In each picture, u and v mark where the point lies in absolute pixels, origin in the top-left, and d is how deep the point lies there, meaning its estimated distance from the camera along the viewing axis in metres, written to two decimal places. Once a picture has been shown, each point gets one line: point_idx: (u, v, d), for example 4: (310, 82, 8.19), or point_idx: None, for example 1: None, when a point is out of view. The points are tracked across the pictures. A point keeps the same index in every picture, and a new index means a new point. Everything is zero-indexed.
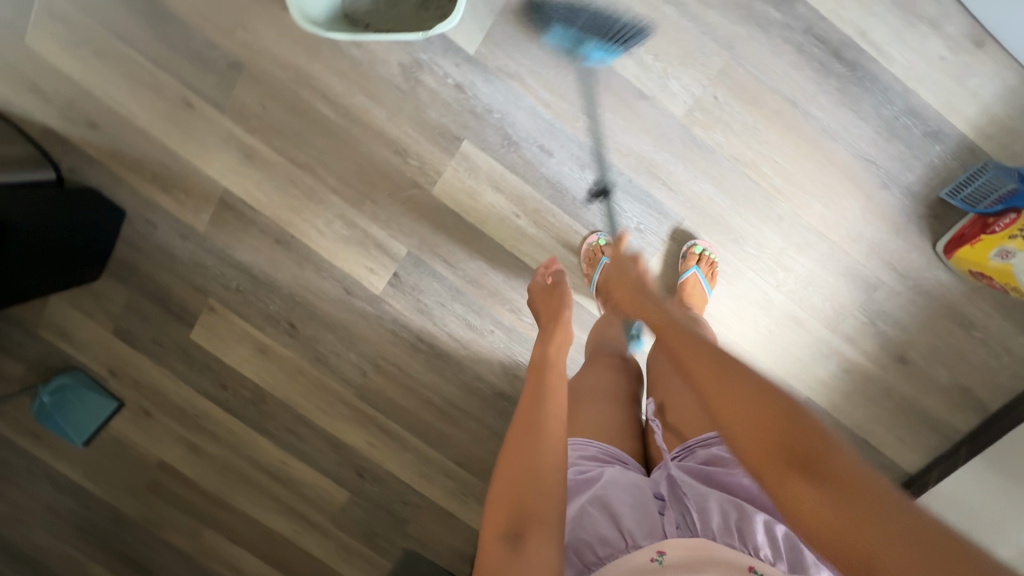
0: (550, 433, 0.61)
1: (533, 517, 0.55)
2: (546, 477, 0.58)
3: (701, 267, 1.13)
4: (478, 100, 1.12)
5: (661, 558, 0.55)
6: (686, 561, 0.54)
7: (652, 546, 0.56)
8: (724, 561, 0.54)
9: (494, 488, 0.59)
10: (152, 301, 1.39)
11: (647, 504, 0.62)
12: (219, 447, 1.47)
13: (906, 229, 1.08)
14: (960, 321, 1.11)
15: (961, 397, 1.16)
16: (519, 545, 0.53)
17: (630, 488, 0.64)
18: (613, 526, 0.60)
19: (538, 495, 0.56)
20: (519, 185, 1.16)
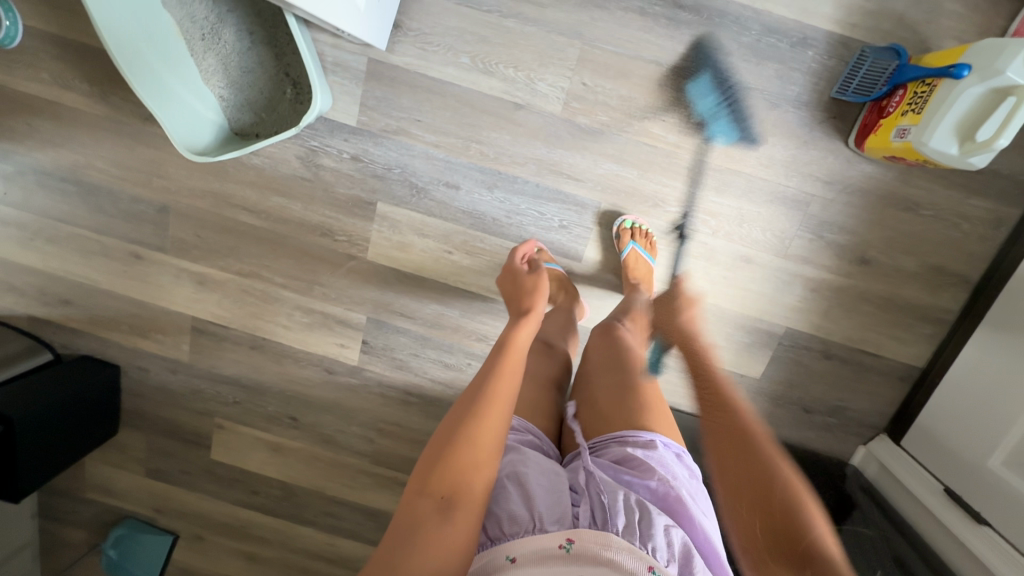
0: (490, 414, 0.61)
1: (466, 489, 0.55)
2: (482, 451, 0.58)
3: (637, 241, 1.13)
4: (376, 163, 1.18)
5: (570, 546, 0.54)
6: (593, 554, 0.53)
7: (562, 533, 0.56)
8: (627, 557, 0.54)
9: (427, 456, 0.58)
10: (169, 435, 1.49)
11: (562, 492, 0.63)
12: (271, 548, 1.54)
13: (812, 137, 1.08)
14: (903, 206, 1.12)
15: (938, 276, 1.15)
16: (446, 511, 0.53)
17: (547, 473, 0.65)
18: (526, 505, 0.59)
19: (474, 468, 0.57)
20: (441, 224, 1.21)
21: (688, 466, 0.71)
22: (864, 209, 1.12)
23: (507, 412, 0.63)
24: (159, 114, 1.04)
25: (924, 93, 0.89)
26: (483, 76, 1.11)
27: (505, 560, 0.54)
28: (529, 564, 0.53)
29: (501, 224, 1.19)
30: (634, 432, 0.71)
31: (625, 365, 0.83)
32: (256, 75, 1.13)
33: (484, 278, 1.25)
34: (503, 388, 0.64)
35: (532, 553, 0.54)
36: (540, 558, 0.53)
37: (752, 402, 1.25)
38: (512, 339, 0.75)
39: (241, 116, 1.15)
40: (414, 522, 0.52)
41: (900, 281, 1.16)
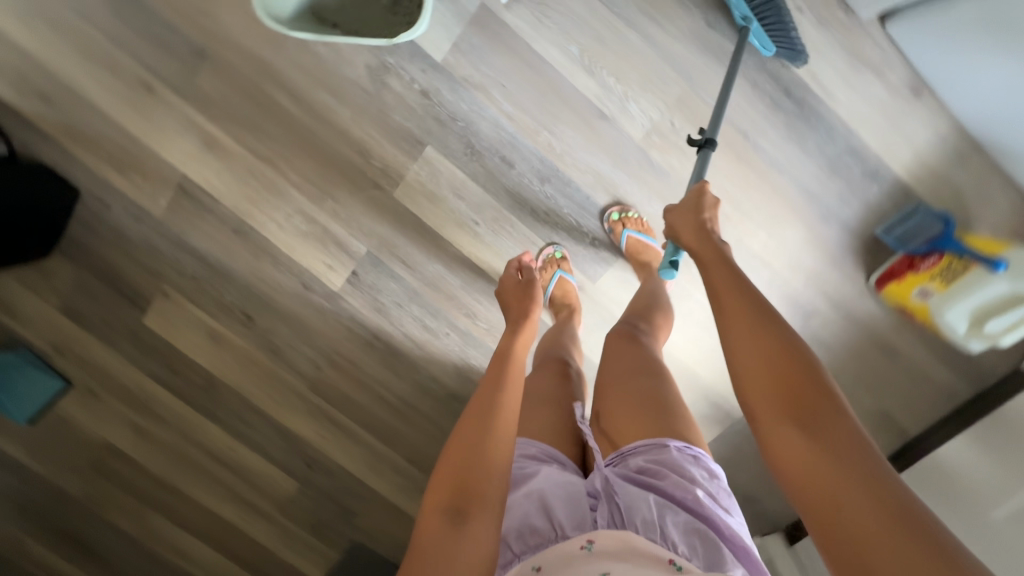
0: (493, 431, 0.61)
1: (477, 498, 0.55)
2: (490, 468, 0.58)
3: (630, 229, 1.13)
4: (442, 107, 1.13)
5: (591, 545, 0.57)
6: (616, 550, 0.55)
7: (581, 536, 0.58)
8: (648, 551, 0.56)
9: (438, 474, 0.59)
10: (105, 282, 1.36)
11: (579, 500, 0.64)
12: (170, 432, 1.46)
13: (841, 260, 1.14)
14: (885, 351, 1.21)
15: (885, 423, 1.26)
16: (461, 520, 0.53)
17: (564, 483, 0.66)
18: (544, 517, 0.62)
19: (485, 476, 0.57)
20: (480, 193, 1.18)
21: (708, 466, 0.69)
22: (853, 342, 1.21)
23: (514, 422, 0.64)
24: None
25: (954, 270, 1.00)
26: (583, 73, 1.09)
27: (529, 569, 0.57)
28: (553, 569, 0.56)
29: (537, 217, 1.18)
30: (645, 444, 0.70)
31: (642, 373, 0.80)
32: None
33: (498, 261, 1.24)
34: (504, 403, 0.65)
35: (553, 559, 0.57)
36: (563, 561, 0.56)
37: None
38: (511, 358, 0.76)
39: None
40: (427, 539, 0.53)
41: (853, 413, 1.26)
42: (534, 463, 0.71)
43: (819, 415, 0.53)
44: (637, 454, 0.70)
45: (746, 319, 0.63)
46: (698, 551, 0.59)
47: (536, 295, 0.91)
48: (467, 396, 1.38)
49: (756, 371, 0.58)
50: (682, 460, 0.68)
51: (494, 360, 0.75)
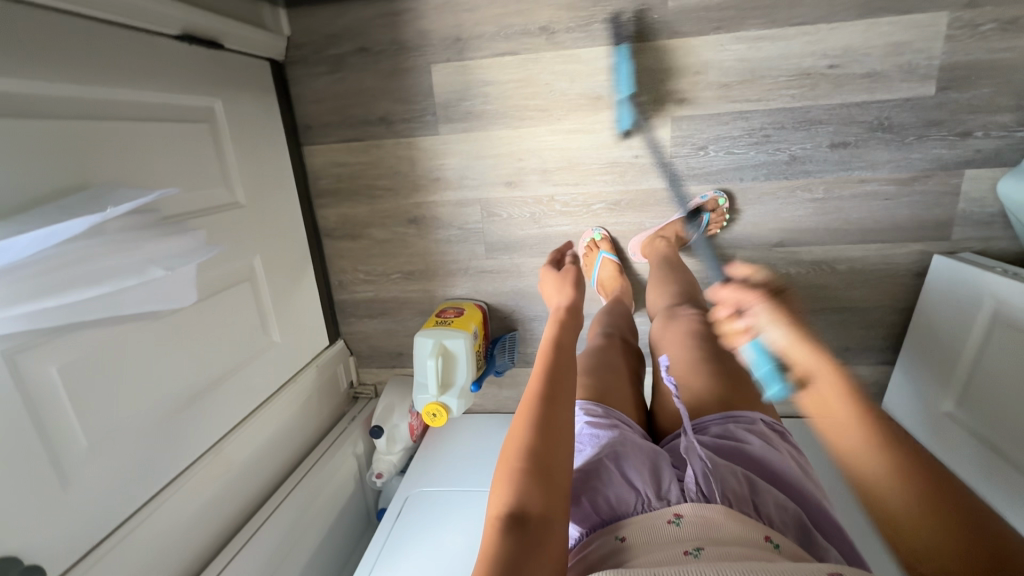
0: (560, 426, 0.58)
1: (543, 504, 0.51)
2: (563, 461, 0.55)
3: (712, 219, 1.13)
4: (939, 134, 1.03)
5: (678, 520, 0.54)
6: (707, 525, 0.53)
7: (669, 509, 0.55)
8: (746, 528, 0.53)
9: (516, 476, 0.53)
10: None
11: (662, 469, 0.62)
12: None
13: (514, 299, 1.26)
14: (410, 273, 1.28)
15: (346, 229, 1.27)
16: (534, 524, 0.49)
17: (637, 449, 0.65)
18: (626, 484, 0.60)
19: (549, 494, 0.52)
20: (847, 94, 1.03)
21: (794, 445, 0.69)
22: (437, 260, 1.26)
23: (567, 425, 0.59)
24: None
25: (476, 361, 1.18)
26: (822, 257, 1.15)
27: (613, 539, 0.55)
28: (641, 541, 0.53)
29: (774, 121, 1.07)
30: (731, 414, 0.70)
31: (726, 353, 0.79)
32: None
33: (779, 47, 1.03)
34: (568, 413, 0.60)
35: (643, 532, 0.54)
36: (650, 531, 0.54)
37: (429, 37, 1.11)
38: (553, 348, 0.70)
39: None
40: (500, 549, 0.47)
41: (371, 215, 1.25)
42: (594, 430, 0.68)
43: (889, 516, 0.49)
44: (720, 421, 0.69)
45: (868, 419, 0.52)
46: (796, 526, 0.58)
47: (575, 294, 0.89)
48: None
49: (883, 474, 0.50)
50: (767, 434, 0.67)
51: (546, 350, 0.70)
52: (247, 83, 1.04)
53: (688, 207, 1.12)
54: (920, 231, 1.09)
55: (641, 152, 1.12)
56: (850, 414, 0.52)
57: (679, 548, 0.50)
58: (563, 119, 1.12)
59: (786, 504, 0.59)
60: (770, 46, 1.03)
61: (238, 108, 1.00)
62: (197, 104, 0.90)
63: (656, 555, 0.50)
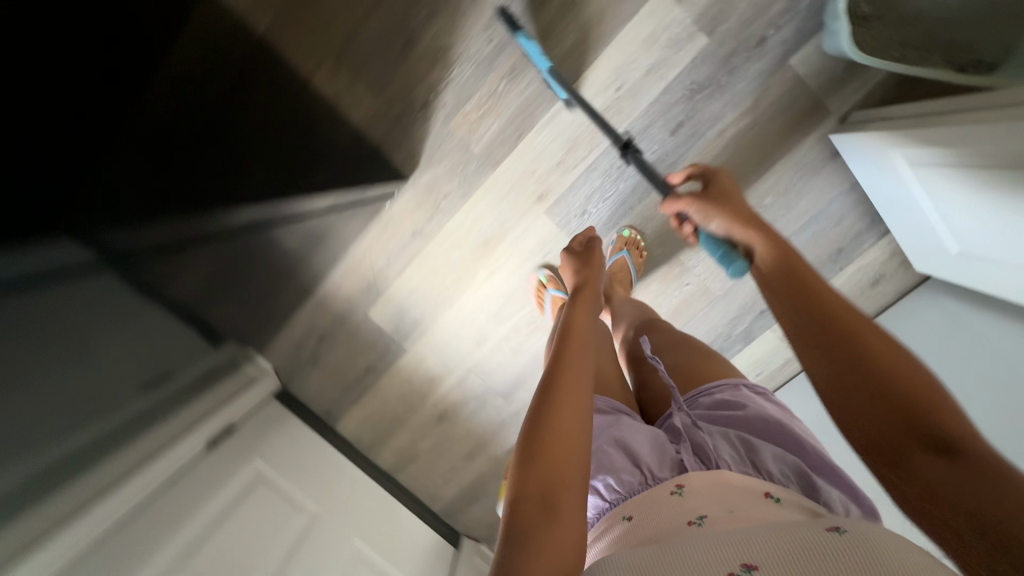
0: (569, 401, 0.54)
1: (557, 484, 0.48)
2: (575, 441, 0.51)
3: (630, 250, 1.21)
4: (742, 59, 1.09)
5: (679, 490, 0.50)
6: (712, 491, 0.49)
7: (671, 480, 0.52)
8: (743, 485, 0.50)
9: (526, 459, 0.50)
10: None
11: (665, 444, 0.59)
12: None
13: None
14: (470, 452, 1.44)
15: (405, 457, 1.46)
16: (550, 508, 0.47)
17: (643, 431, 0.61)
18: (631, 463, 0.56)
19: (567, 470, 0.49)
20: (648, 94, 1.13)
21: (778, 402, 0.67)
22: (478, 429, 1.42)
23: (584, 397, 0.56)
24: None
25: None
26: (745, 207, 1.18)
27: (621, 520, 0.51)
28: (644, 521, 0.49)
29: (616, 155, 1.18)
30: (716, 384, 0.68)
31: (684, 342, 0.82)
32: (949, 39, 0.95)
33: (572, 110, 1.16)
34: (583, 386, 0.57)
35: (645, 507, 0.50)
36: (653, 507, 0.49)
37: (351, 298, 1.34)
38: (572, 324, 0.67)
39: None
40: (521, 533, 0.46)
41: (413, 433, 1.43)
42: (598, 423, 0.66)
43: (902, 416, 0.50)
44: (710, 394, 0.67)
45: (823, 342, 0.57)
46: (796, 477, 0.55)
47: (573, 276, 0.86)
48: (409, 59, 1.15)
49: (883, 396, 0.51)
50: (752, 398, 0.65)
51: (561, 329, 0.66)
52: (270, 429, 1.30)
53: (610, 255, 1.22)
54: (799, 128, 1.12)
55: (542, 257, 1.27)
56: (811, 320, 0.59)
57: (682, 517, 0.46)
58: (476, 275, 1.29)
59: (784, 458, 0.57)
60: (564, 114, 1.16)
61: (274, 454, 1.25)
62: (247, 481, 1.14)
63: (656, 531, 0.46)
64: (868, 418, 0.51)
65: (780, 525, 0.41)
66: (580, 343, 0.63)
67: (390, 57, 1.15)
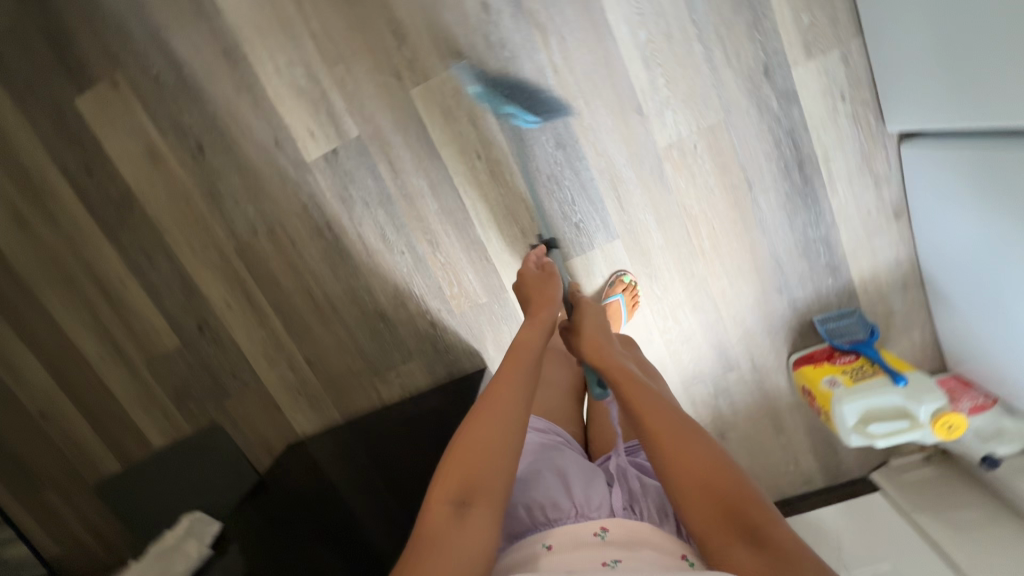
0: (498, 412, 0.63)
1: (480, 490, 0.57)
2: (499, 455, 0.59)
3: (624, 296, 1.20)
4: (496, 29, 1.10)
5: (604, 534, 0.56)
6: (630, 537, 0.56)
7: (596, 522, 0.58)
8: (661, 542, 0.56)
9: (456, 462, 0.59)
10: (53, 44, 1.20)
11: (599, 482, 0.65)
12: (53, 233, 1.32)
13: (775, 333, 1.24)
14: (775, 424, 1.32)
15: None
16: (462, 508, 0.55)
17: (586, 470, 0.67)
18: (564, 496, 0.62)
19: (492, 476, 0.58)
20: (494, 129, 1.15)
21: None
22: (753, 406, 1.31)
23: (521, 413, 0.64)
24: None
25: (864, 371, 1.10)
26: (639, 61, 1.09)
27: (540, 546, 0.56)
28: (566, 547, 0.55)
29: (537, 176, 1.17)
30: None
31: None
32: None
33: (481, 203, 1.21)
34: (518, 399, 0.65)
35: (566, 538, 0.56)
36: (576, 540, 0.56)
37: None
38: (522, 345, 0.75)
39: None
40: (434, 528, 0.54)
41: None
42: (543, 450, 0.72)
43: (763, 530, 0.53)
44: None
45: (675, 449, 0.59)
46: None
47: (556, 287, 0.91)
48: (395, 321, 1.33)
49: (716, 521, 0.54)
50: None
51: (509, 350, 0.74)
52: None
53: (607, 296, 1.20)
54: None
55: (604, 286, 1.23)
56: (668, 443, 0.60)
57: (599, 558, 0.52)
58: None
59: None
60: (482, 212, 1.21)
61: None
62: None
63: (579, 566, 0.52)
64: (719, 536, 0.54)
65: None
66: (524, 360, 0.71)
67: (388, 335, 1.34)
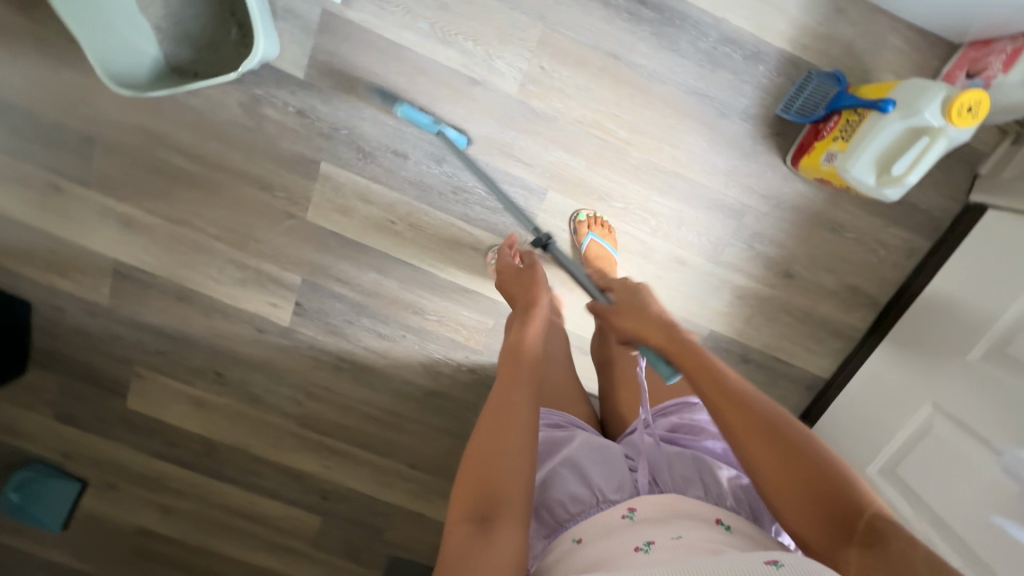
0: (509, 423, 0.66)
1: (500, 502, 0.60)
2: (513, 465, 0.62)
3: (594, 231, 1.14)
4: (323, 121, 1.15)
5: (631, 515, 0.65)
6: (656, 515, 0.63)
7: (621, 506, 0.66)
8: (688, 511, 0.64)
9: (470, 481, 0.62)
10: (82, 382, 1.39)
11: (616, 463, 0.74)
12: (190, 503, 1.48)
13: (754, 151, 1.12)
14: (830, 226, 1.16)
15: (854, 296, 1.21)
16: (483, 523, 0.58)
17: (601, 454, 0.75)
18: (584, 486, 0.71)
19: (508, 486, 0.61)
20: (386, 193, 1.19)
21: None
22: (795, 227, 1.16)
23: (526, 418, 0.67)
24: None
25: (853, 123, 0.96)
26: (440, 46, 1.09)
27: (571, 540, 0.65)
28: (594, 539, 0.63)
29: (447, 198, 1.19)
30: (676, 403, 0.85)
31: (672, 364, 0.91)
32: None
33: (425, 253, 1.24)
34: (524, 408, 0.67)
35: (593, 531, 0.64)
36: (605, 527, 0.64)
37: None
38: (525, 344, 0.77)
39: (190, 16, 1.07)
40: (458, 545, 0.57)
41: (819, 297, 1.21)
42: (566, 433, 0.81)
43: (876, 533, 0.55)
44: (667, 417, 0.83)
45: (761, 439, 0.60)
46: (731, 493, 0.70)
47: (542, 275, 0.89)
48: (446, 389, 1.37)
49: (822, 516, 0.57)
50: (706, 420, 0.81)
51: (508, 351, 0.76)
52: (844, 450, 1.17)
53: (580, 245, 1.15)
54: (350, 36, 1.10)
55: (573, 239, 1.19)
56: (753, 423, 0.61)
57: (631, 544, 0.59)
58: None
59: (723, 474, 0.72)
60: (432, 258, 1.24)
61: (886, 391, 1.12)
62: (920, 422, 1.04)
63: (609, 549, 0.60)
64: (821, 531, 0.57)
65: (735, 556, 0.51)
66: (531, 359, 0.74)
67: (450, 404, 1.39)
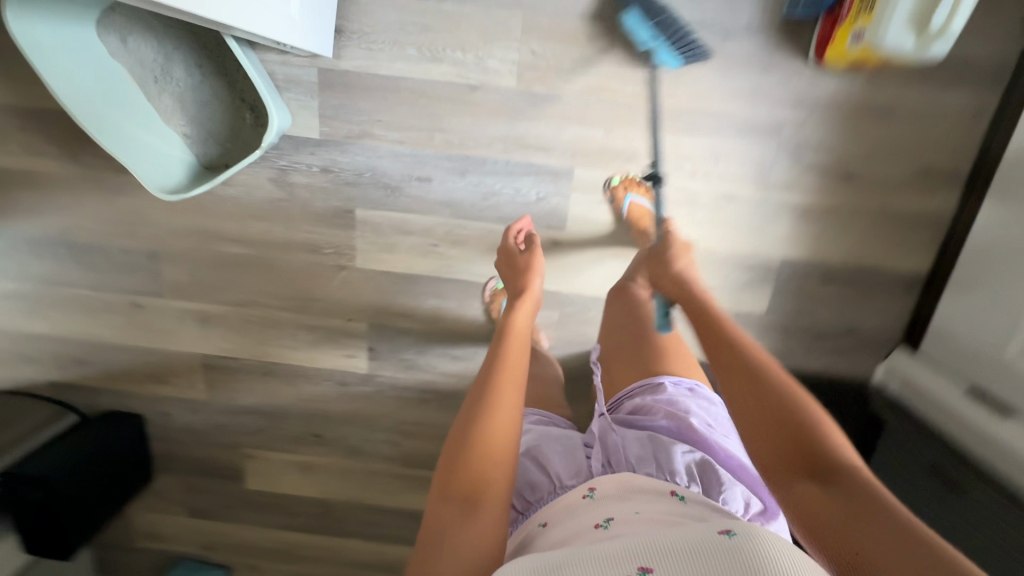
0: (496, 406, 0.69)
1: (482, 486, 0.64)
2: (498, 449, 0.66)
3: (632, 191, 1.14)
4: (346, 171, 1.20)
5: (592, 494, 0.70)
6: (617, 494, 0.69)
7: (582, 487, 0.72)
8: (645, 488, 0.69)
9: (454, 462, 0.65)
10: (203, 476, 1.48)
11: (575, 453, 0.82)
12: (324, 566, 1.53)
13: (771, 62, 1.06)
14: (877, 111, 1.08)
15: (929, 177, 1.11)
16: (467, 505, 0.62)
17: (562, 446, 0.83)
18: (544, 476, 0.78)
19: (489, 470, 0.65)
20: (421, 219, 1.22)
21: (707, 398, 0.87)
22: (839, 124, 1.09)
23: (513, 404, 0.70)
24: (76, 117, 1.02)
25: None
26: (432, 64, 1.12)
27: (537, 524, 0.70)
28: (555, 518, 0.69)
29: (478, 206, 1.20)
30: (641, 387, 0.89)
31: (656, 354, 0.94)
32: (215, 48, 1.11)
33: (473, 265, 1.25)
34: (511, 391, 0.71)
35: (553, 512, 0.70)
36: (566, 508, 0.70)
37: (765, 337, 1.23)
38: (513, 325, 0.80)
39: (208, 105, 1.15)
40: (444, 521, 0.62)
41: (889, 189, 1.12)
42: (534, 429, 0.89)
43: (844, 481, 0.58)
44: (632, 398, 0.89)
45: (744, 388, 0.67)
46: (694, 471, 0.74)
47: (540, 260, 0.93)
48: None
49: (785, 466, 0.62)
50: (675, 402, 0.84)
51: (497, 334, 0.80)
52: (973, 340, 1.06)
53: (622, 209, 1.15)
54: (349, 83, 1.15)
55: (612, 208, 1.17)
56: (743, 370, 0.68)
57: (593, 522, 0.64)
58: None
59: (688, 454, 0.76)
60: (481, 268, 1.25)
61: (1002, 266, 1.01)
62: None
63: (570, 525, 0.66)
64: (786, 475, 0.61)
65: (687, 529, 0.54)
66: (519, 342, 0.78)
67: None
